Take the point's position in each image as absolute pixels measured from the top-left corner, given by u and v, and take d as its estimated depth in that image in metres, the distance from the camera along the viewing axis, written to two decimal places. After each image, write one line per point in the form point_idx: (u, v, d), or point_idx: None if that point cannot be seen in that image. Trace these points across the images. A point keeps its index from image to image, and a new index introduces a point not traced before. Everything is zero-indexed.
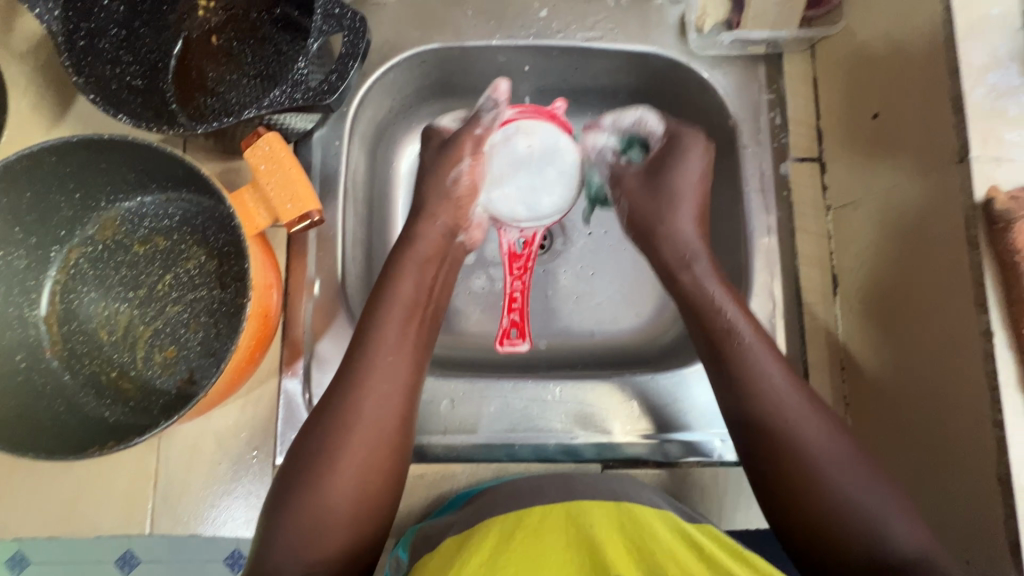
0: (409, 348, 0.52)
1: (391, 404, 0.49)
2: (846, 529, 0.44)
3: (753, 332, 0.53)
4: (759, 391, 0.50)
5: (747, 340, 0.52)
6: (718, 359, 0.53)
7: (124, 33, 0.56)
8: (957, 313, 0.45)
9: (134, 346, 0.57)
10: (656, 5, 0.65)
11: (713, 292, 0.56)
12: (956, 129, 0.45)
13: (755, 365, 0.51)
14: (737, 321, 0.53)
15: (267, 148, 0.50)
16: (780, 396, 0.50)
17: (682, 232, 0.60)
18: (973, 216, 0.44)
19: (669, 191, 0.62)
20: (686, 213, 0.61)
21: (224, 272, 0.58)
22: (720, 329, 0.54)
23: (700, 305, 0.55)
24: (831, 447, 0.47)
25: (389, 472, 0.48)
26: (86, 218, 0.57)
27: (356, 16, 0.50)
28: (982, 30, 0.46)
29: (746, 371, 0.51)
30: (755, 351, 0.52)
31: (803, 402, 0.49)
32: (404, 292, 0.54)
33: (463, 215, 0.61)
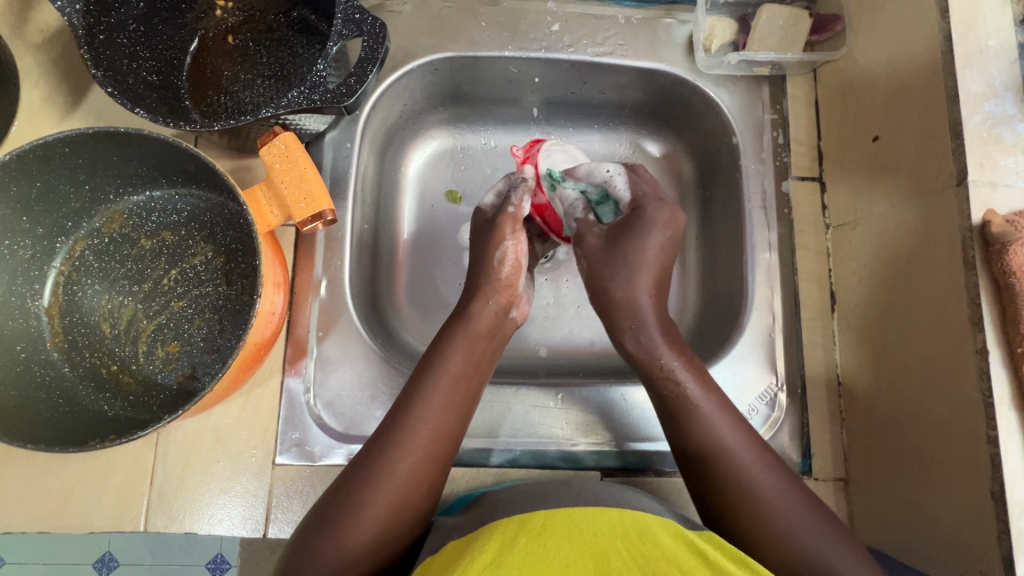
0: (455, 408, 0.51)
1: (424, 450, 0.48)
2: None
3: (698, 386, 0.52)
4: (700, 445, 0.49)
5: (696, 399, 0.51)
6: (675, 428, 0.51)
7: (142, 29, 0.56)
8: (952, 330, 0.47)
9: (137, 340, 0.57)
10: (665, 25, 0.67)
11: (663, 351, 0.53)
12: (953, 153, 0.47)
13: (706, 423, 0.50)
14: (677, 373, 0.52)
15: (283, 147, 0.50)
16: (727, 447, 0.49)
17: (636, 284, 0.56)
18: (969, 238, 0.45)
19: (625, 268, 0.56)
20: (645, 273, 0.56)
21: (230, 269, 0.58)
22: (669, 387, 0.52)
23: (651, 369, 0.53)
24: (783, 497, 0.47)
25: (413, 516, 0.47)
26: (94, 210, 0.57)
27: (377, 22, 0.51)
28: (979, 60, 0.48)
29: (698, 428, 0.50)
30: (700, 400, 0.51)
31: (756, 459, 0.48)
32: (461, 369, 0.52)
33: (512, 291, 0.58)
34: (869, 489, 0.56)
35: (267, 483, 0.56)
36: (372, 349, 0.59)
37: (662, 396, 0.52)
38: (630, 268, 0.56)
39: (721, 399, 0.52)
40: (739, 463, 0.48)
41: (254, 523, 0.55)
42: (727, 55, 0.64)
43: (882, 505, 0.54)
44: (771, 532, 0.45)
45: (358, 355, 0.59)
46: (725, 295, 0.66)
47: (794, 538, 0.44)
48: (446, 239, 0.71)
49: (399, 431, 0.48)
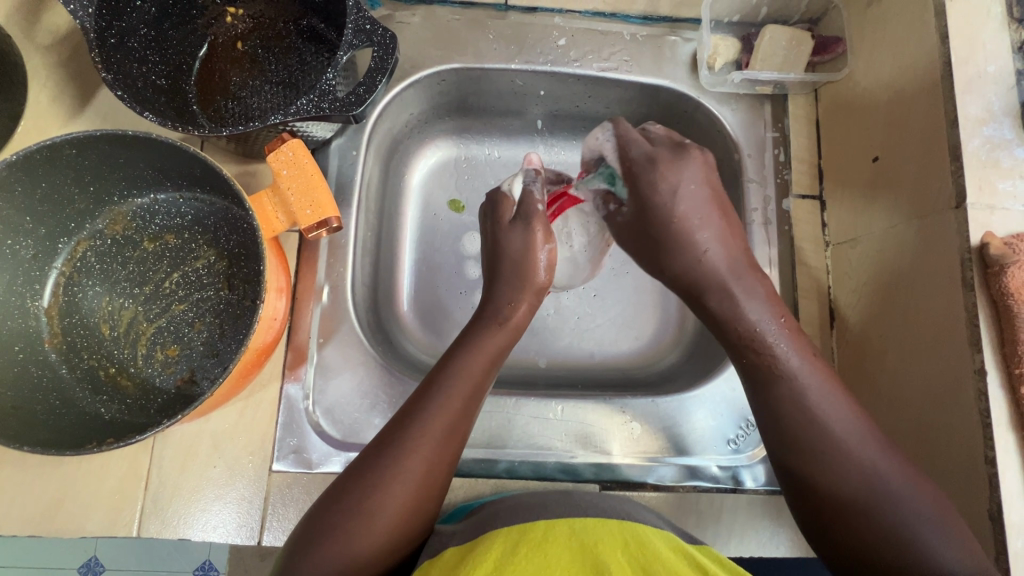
0: (467, 410, 0.49)
1: (430, 455, 0.46)
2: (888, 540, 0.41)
3: (784, 339, 0.50)
4: (787, 413, 0.47)
5: (785, 365, 0.48)
6: (760, 392, 0.49)
7: (153, 34, 0.57)
8: (949, 350, 0.47)
9: (137, 342, 0.56)
10: (669, 42, 0.68)
11: (753, 309, 0.51)
12: (953, 176, 0.48)
13: (798, 387, 0.47)
14: (764, 326, 0.50)
15: (290, 154, 0.49)
16: (811, 400, 0.47)
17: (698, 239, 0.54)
18: (968, 259, 0.46)
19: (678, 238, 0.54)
20: (714, 229, 0.54)
21: (233, 274, 0.58)
22: (750, 353, 0.50)
23: (738, 331, 0.51)
24: (870, 451, 0.44)
25: (424, 514, 0.46)
26: (97, 212, 0.57)
27: (387, 33, 0.50)
28: (978, 86, 0.49)
29: (780, 399, 0.48)
30: (784, 351, 0.49)
31: (850, 428, 0.45)
32: (476, 370, 0.51)
33: (540, 289, 0.58)
34: None
35: (263, 490, 0.55)
36: (373, 357, 0.59)
37: (740, 351, 0.51)
38: (682, 236, 0.54)
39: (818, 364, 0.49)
40: (824, 419, 0.46)
41: (249, 530, 0.55)
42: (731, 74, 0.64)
43: None
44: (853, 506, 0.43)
45: (359, 362, 0.59)
46: None
47: (876, 486, 0.43)
48: (448, 247, 0.72)
49: (409, 431, 0.47)
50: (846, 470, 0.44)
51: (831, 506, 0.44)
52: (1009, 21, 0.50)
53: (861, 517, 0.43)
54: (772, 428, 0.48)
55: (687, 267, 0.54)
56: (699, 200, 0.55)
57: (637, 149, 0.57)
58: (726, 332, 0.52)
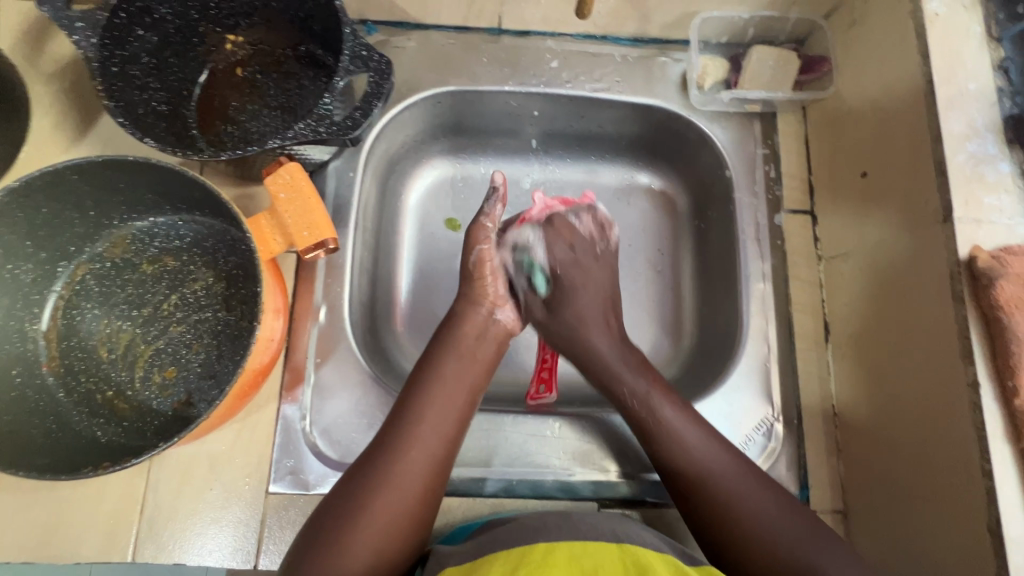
0: (439, 442, 0.50)
1: (416, 478, 0.48)
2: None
3: (675, 410, 0.54)
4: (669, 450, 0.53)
5: (660, 408, 0.54)
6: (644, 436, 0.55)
7: (155, 62, 0.58)
8: (941, 363, 0.48)
9: (134, 365, 0.57)
10: (660, 63, 0.69)
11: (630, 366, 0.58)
12: (939, 191, 0.49)
13: (671, 427, 0.53)
14: (655, 401, 0.55)
15: (288, 177, 0.50)
16: (685, 437, 0.53)
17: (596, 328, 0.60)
18: (957, 273, 0.47)
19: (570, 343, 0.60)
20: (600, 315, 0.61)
21: (231, 295, 0.58)
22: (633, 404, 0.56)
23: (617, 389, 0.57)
24: (756, 491, 0.50)
25: (416, 517, 0.47)
26: (97, 235, 0.58)
27: (382, 59, 0.52)
28: (960, 103, 0.50)
29: (664, 440, 0.53)
30: (678, 426, 0.53)
31: (717, 455, 0.52)
32: (450, 402, 0.52)
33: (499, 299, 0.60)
34: (868, 521, 0.55)
35: (260, 512, 0.55)
36: (370, 377, 0.59)
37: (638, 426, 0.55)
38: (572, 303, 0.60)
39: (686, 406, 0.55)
40: (693, 453, 0.52)
41: (245, 554, 0.54)
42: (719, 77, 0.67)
43: (881, 539, 0.54)
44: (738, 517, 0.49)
45: (355, 382, 0.59)
46: (721, 324, 0.67)
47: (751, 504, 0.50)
48: (444, 265, 0.72)
49: (392, 439, 0.49)
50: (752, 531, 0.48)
51: (745, 564, 0.48)
52: (988, 40, 0.52)
53: (753, 550, 0.48)
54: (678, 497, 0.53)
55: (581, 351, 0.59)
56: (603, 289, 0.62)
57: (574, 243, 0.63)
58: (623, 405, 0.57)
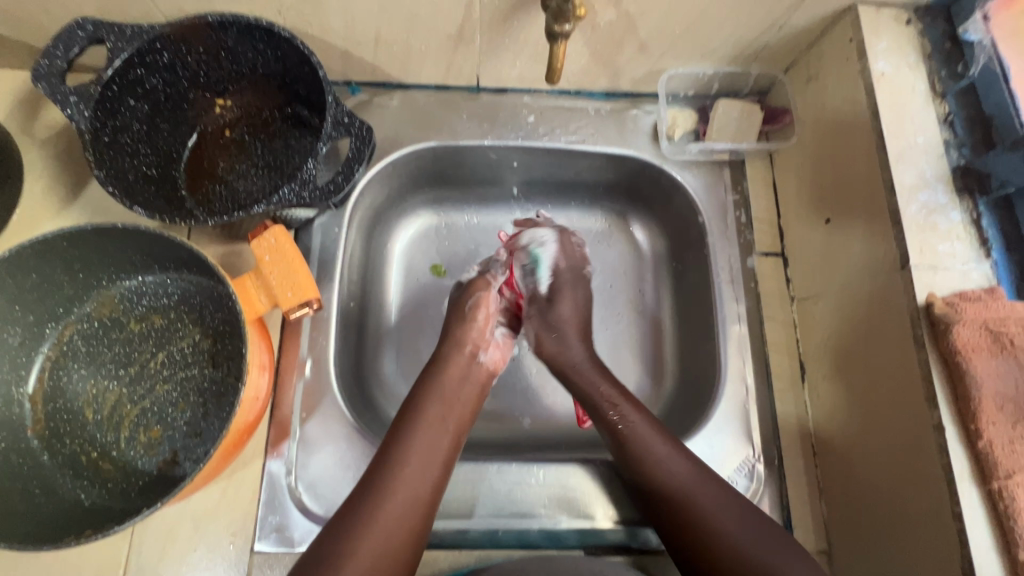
0: (428, 481, 0.52)
1: (398, 523, 0.49)
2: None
3: (648, 424, 0.57)
4: (637, 454, 0.56)
5: (628, 412, 0.58)
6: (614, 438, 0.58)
7: (145, 128, 0.60)
8: (909, 404, 0.49)
9: (119, 425, 0.57)
10: (632, 115, 0.73)
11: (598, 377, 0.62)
12: (896, 240, 0.51)
13: (636, 432, 0.57)
14: (627, 411, 0.58)
15: (273, 241, 0.51)
16: (650, 442, 0.56)
17: (569, 344, 0.65)
18: (917, 317, 0.49)
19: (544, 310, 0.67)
20: (571, 331, 0.66)
21: (217, 351, 0.59)
22: (608, 411, 0.59)
23: (589, 396, 0.61)
24: (722, 500, 0.52)
25: (395, 561, 0.48)
26: (85, 296, 0.59)
27: (363, 125, 0.54)
28: (910, 156, 0.53)
29: (632, 440, 0.56)
30: (649, 439, 0.56)
31: (682, 463, 0.54)
32: (438, 444, 0.55)
33: (482, 338, 0.65)
34: (852, 563, 0.56)
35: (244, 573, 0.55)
36: (355, 429, 0.60)
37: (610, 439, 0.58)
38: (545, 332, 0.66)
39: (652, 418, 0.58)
40: (656, 456, 0.55)
41: None
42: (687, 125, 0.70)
43: None
44: (704, 528, 0.50)
45: (341, 435, 0.59)
46: (701, 365, 0.69)
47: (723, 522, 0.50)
48: (430, 312, 0.74)
49: (374, 486, 0.51)
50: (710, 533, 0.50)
51: (712, 559, 0.49)
52: (933, 95, 0.55)
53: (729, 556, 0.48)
54: (648, 501, 0.55)
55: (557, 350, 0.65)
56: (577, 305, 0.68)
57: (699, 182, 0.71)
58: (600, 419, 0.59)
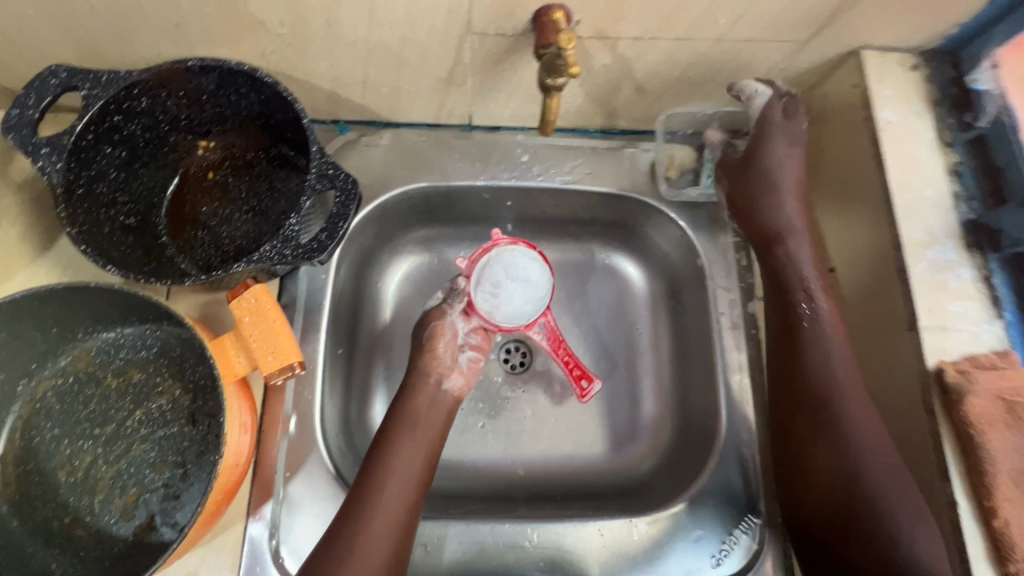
0: (394, 532, 0.51)
1: (379, 547, 0.50)
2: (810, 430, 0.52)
3: (831, 324, 0.54)
4: (812, 350, 0.53)
5: (821, 308, 0.55)
6: (785, 324, 0.56)
7: (123, 175, 0.58)
8: (919, 474, 0.47)
9: (94, 489, 0.54)
10: (629, 154, 0.70)
11: (805, 260, 0.57)
12: (904, 299, 0.49)
13: (813, 336, 0.54)
14: (820, 305, 0.55)
15: (253, 301, 0.49)
16: (829, 341, 0.53)
17: (784, 205, 0.59)
18: (927, 384, 0.46)
19: (768, 178, 0.59)
20: (790, 187, 0.59)
21: (197, 408, 0.57)
22: (801, 296, 0.56)
23: (789, 279, 0.57)
24: (884, 450, 0.48)
25: None
26: (60, 350, 0.57)
27: (349, 178, 0.52)
28: (918, 210, 0.51)
29: (811, 351, 0.53)
30: (830, 339, 0.53)
31: (858, 389, 0.51)
32: (412, 467, 0.55)
33: (442, 368, 0.62)
34: None
35: None
36: (343, 489, 0.57)
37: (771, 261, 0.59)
38: (763, 200, 0.59)
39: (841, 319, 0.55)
40: (823, 363, 0.52)
41: None
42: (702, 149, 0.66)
43: None
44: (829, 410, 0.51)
45: (326, 495, 0.57)
46: (701, 414, 0.67)
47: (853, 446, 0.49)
48: None
49: (353, 514, 0.51)
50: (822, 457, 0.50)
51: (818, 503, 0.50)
52: (941, 145, 0.53)
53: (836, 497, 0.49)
54: (783, 409, 0.54)
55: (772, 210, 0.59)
56: (795, 165, 0.59)
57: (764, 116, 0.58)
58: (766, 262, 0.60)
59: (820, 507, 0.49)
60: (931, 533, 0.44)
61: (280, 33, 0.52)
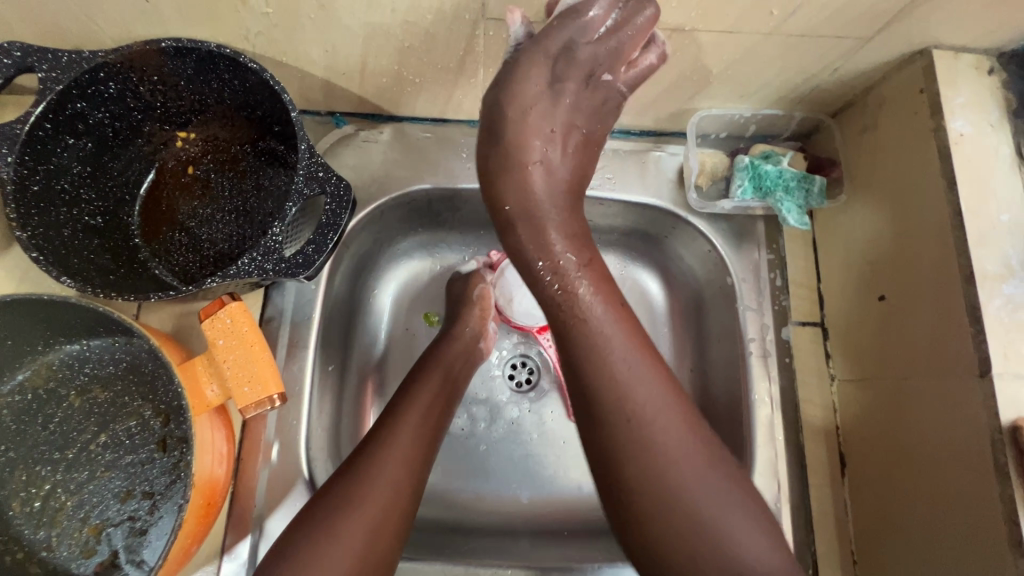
0: (421, 446, 0.48)
1: (406, 460, 0.46)
2: (642, 495, 0.40)
3: (607, 318, 0.44)
4: (592, 363, 0.42)
5: (594, 313, 0.44)
6: (565, 335, 0.44)
7: (89, 169, 0.52)
8: (983, 540, 0.41)
9: (51, 520, 0.49)
10: (653, 158, 0.62)
11: (551, 243, 0.46)
12: (974, 341, 0.43)
13: (602, 344, 0.43)
14: (594, 312, 0.44)
15: (228, 322, 0.43)
16: (610, 355, 0.42)
17: (532, 170, 0.46)
18: (1000, 442, 0.41)
19: (514, 148, 0.46)
20: (539, 142, 0.46)
21: (170, 433, 0.51)
22: (559, 298, 0.45)
23: (537, 272, 0.46)
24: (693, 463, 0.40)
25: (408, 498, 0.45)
26: (17, 364, 0.51)
27: (341, 182, 0.45)
28: (993, 238, 0.45)
29: (590, 352, 0.43)
30: (606, 339, 0.43)
31: (647, 391, 0.41)
32: (439, 391, 0.53)
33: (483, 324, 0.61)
34: None
35: None
36: None
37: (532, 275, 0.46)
38: (515, 180, 0.46)
39: (624, 312, 0.45)
40: (623, 383, 0.41)
41: None
42: (738, 157, 0.59)
43: None
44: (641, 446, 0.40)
45: None
46: None
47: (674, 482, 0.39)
48: None
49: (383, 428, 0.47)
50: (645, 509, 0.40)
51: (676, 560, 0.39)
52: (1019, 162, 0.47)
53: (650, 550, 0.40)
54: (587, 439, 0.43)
55: (518, 183, 0.46)
56: (538, 100, 0.45)
57: (602, 58, 0.45)
58: (526, 268, 0.47)
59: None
60: (727, 497, 0.40)
61: (266, 12, 0.45)
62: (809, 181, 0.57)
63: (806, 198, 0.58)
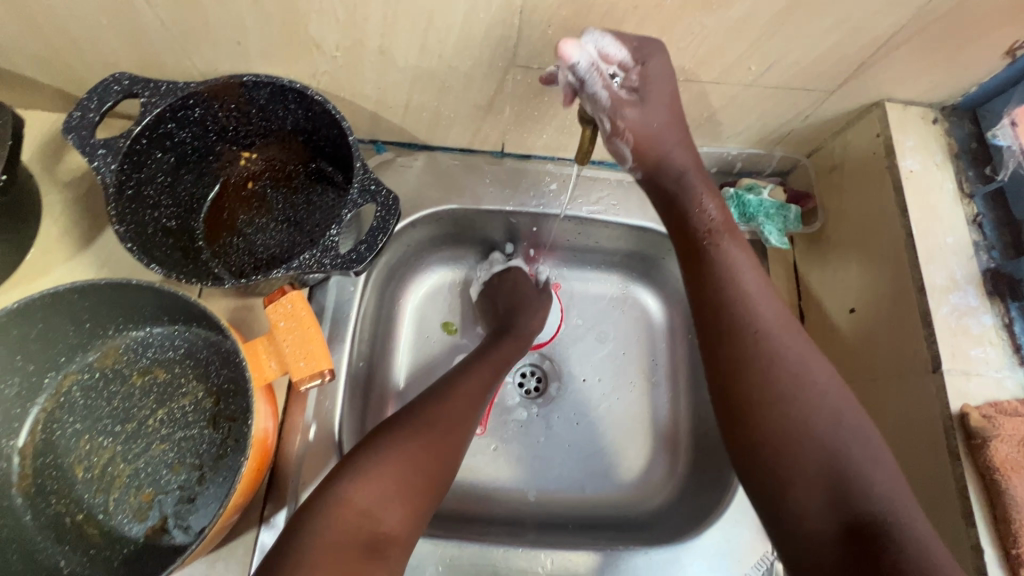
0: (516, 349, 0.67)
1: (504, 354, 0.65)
2: (776, 418, 0.46)
3: (746, 262, 0.51)
4: (731, 299, 0.49)
5: (732, 254, 0.51)
6: (701, 272, 0.51)
7: (169, 179, 0.60)
8: (941, 517, 0.47)
9: (109, 486, 0.55)
10: None
11: (702, 201, 0.53)
12: (927, 342, 0.50)
13: (739, 282, 0.50)
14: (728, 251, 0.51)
15: (289, 307, 0.50)
16: (750, 292, 0.50)
17: (673, 146, 0.53)
18: (951, 428, 0.47)
19: (659, 135, 0.53)
20: (676, 131, 0.53)
21: (219, 412, 0.57)
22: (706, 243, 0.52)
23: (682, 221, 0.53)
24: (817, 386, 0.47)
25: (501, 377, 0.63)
26: (89, 345, 0.57)
27: (390, 195, 0.53)
28: (940, 256, 0.53)
29: (731, 292, 0.50)
30: (743, 277, 0.50)
31: (781, 322, 0.49)
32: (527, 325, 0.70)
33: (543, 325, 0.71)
34: None
35: None
36: None
37: (686, 230, 0.53)
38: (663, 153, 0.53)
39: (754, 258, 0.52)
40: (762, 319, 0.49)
41: None
42: (725, 189, 0.68)
43: None
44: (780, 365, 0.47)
45: None
46: None
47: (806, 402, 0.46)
48: (441, 368, 0.74)
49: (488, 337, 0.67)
50: (776, 421, 0.46)
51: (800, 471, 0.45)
52: (960, 196, 0.56)
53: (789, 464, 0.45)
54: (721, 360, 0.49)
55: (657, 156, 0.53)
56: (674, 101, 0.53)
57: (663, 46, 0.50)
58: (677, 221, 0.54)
59: (814, 506, 0.44)
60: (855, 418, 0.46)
61: (334, 56, 0.54)
62: (785, 210, 0.66)
63: (783, 223, 0.66)
